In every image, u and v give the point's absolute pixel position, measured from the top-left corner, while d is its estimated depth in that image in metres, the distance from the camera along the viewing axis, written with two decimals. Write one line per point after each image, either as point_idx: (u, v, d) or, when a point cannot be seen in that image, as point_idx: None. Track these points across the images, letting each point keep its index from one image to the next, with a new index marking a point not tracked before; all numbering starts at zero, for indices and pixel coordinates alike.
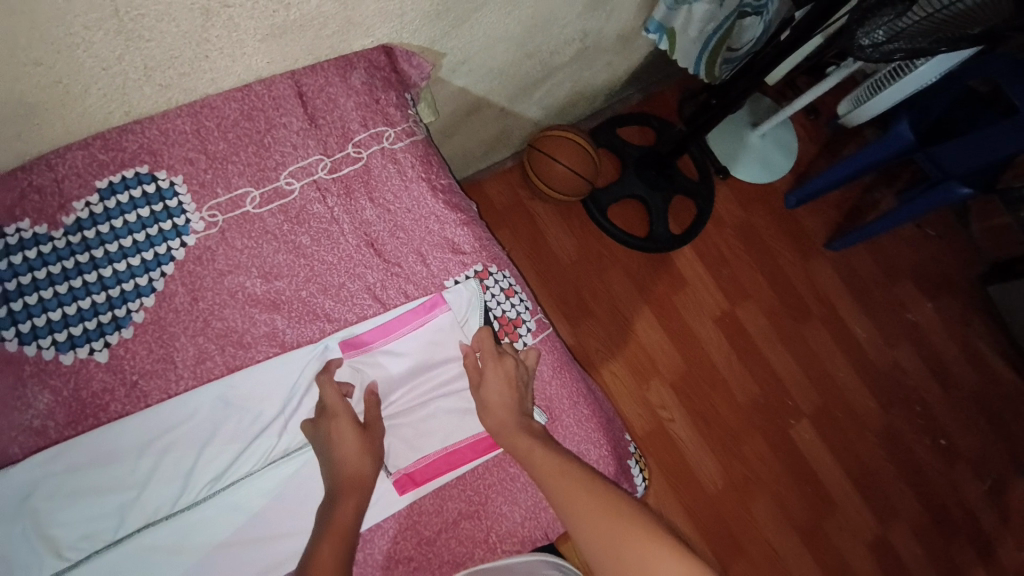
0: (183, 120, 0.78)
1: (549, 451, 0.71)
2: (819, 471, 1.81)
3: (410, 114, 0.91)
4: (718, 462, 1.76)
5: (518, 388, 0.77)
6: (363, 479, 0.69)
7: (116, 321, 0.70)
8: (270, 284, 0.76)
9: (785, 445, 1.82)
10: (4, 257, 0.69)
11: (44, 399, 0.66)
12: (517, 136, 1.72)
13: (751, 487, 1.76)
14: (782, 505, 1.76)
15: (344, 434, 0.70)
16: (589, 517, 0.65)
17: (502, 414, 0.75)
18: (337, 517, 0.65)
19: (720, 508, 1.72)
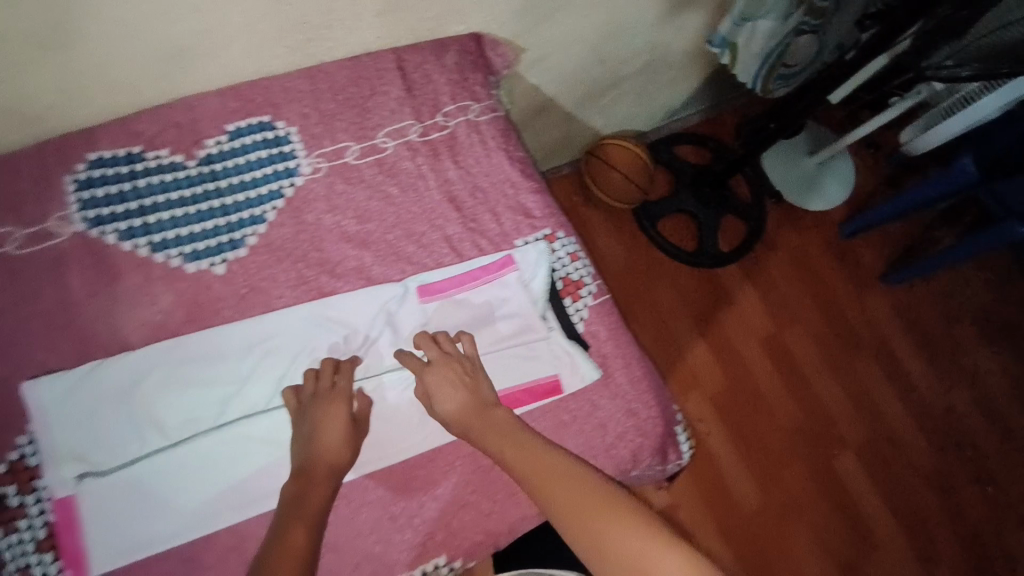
0: (302, 80, 0.89)
1: (527, 448, 0.70)
2: (860, 504, 1.76)
3: (493, 94, 1.00)
4: (753, 481, 1.73)
5: (465, 387, 0.75)
6: (339, 464, 0.70)
7: (232, 242, 0.80)
8: (363, 225, 0.85)
9: (826, 475, 1.77)
10: (145, 178, 0.79)
11: (167, 297, 0.76)
12: (577, 143, 1.80)
13: (786, 510, 1.72)
14: (818, 533, 1.71)
15: (331, 417, 0.72)
16: (574, 509, 0.65)
17: (461, 415, 0.74)
18: (310, 499, 0.66)
19: (752, 528, 1.69)
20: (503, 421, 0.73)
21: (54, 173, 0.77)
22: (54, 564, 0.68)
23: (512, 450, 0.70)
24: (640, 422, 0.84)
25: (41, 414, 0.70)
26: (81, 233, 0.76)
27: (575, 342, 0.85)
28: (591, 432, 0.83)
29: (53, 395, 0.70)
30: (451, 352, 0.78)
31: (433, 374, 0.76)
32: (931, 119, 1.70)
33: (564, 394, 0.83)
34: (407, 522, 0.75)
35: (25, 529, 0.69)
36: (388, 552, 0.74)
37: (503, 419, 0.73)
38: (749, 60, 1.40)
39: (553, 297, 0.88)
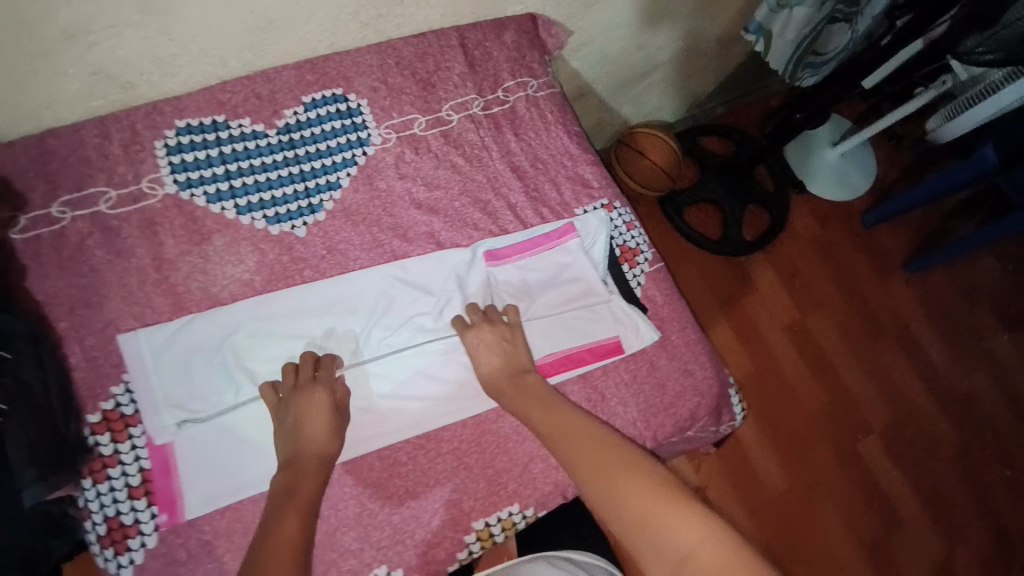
0: (372, 55, 0.93)
1: (554, 410, 0.74)
2: (886, 488, 1.77)
3: (549, 70, 1.04)
4: (782, 466, 1.73)
5: (506, 346, 0.81)
6: (326, 454, 0.70)
7: (311, 207, 0.84)
8: (432, 192, 0.89)
9: (852, 460, 1.78)
10: (228, 145, 0.83)
11: (252, 258, 0.80)
12: (607, 131, 1.79)
13: (816, 494, 1.72)
14: (848, 517, 1.72)
15: (313, 407, 0.72)
16: (590, 462, 0.67)
17: (496, 373, 0.79)
18: (301, 491, 0.65)
19: (784, 511, 1.69)
20: (536, 386, 0.78)
21: (148, 140, 0.80)
22: (147, 511, 0.69)
23: (540, 412, 0.74)
24: (697, 382, 0.88)
25: (139, 364, 0.72)
26: (172, 194, 0.79)
27: (634, 306, 0.89)
28: (652, 391, 0.86)
29: (152, 345, 0.73)
30: (498, 319, 0.83)
31: (473, 336, 0.81)
32: (958, 106, 1.67)
33: (626, 353, 0.87)
34: (481, 472, 0.79)
35: (118, 477, 0.69)
36: (464, 500, 0.77)
37: (536, 385, 0.78)
38: (782, 47, 1.41)
39: (612, 264, 0.92)
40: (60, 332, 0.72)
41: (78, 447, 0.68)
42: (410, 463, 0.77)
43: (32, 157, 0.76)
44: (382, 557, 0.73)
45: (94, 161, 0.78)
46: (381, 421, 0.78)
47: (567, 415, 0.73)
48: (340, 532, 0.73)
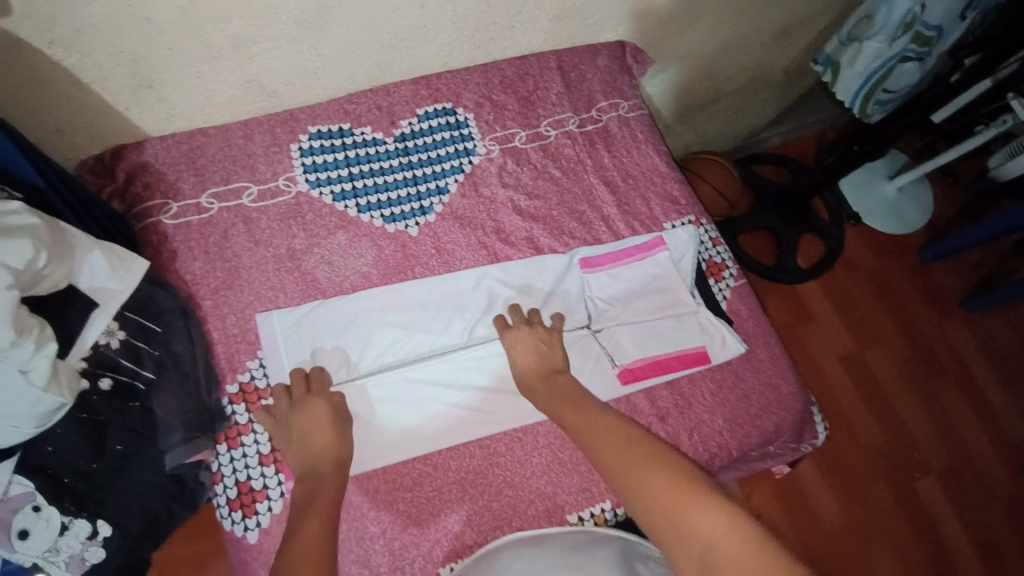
0: (479, 73, 1.00)
1: (588, 413, 0.70)
2: (943, 530, 1.71)
3: (639, 93, 1.10)
4: (837, 501, 1.69)
5: (545, 350, 0.80)
6: (339, 457, 0.69)
7: (423, 209, 0.91)
8: (532, 201, 0.95)
9: (903, 497, 1.73)
10: (353, 150, 0.91)
11: (371, 253, 0.87)
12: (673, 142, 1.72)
13: (871, 532, 1.68)
14: (904, 558, 1.66)
15: (314, 417, 0.72)
16: (614, 456, 0.63)
17: (532, 374, 0.79)
18: (323, 493, 0.64)
19: (838, 547, 1.64)
20: (569, 388, 0.76)
21: (285, 143, 0.89)
22: (275, 478, 0.75)
23: (573, 414, 0.71)
24: (781, 396, 0.91)
25: (272, 344, 0.79)
26: (305, 192, 0.88)
27: (721, 318, 0.93)
28: (737, 401, 0.89)
29: (283, 327, 0.80)
30: (538, 323, 0.84)
31: (512, 337, 0.82)
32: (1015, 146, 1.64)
33: (713, 363, 0.90)
34: (575, 467, 0.82)
35: (250, 445, 0.76)
36: (558, 493, 0.81)
37: (567, 385, 0.76)
38: (850, 78, 1.39)
39: (699, 277, 0.96)
40: (204, 310, 0.80)
41: (218, 414, 0.76)
42: (508, 454, 0.81)
43: (184, 152, 0.86)
44: (482, 538, 0.77)
45: (239, 159, 0.87)
46: (481, 412, 0.83)
47: (600, 417, 0.69)
48: (445, 514, 0.77)
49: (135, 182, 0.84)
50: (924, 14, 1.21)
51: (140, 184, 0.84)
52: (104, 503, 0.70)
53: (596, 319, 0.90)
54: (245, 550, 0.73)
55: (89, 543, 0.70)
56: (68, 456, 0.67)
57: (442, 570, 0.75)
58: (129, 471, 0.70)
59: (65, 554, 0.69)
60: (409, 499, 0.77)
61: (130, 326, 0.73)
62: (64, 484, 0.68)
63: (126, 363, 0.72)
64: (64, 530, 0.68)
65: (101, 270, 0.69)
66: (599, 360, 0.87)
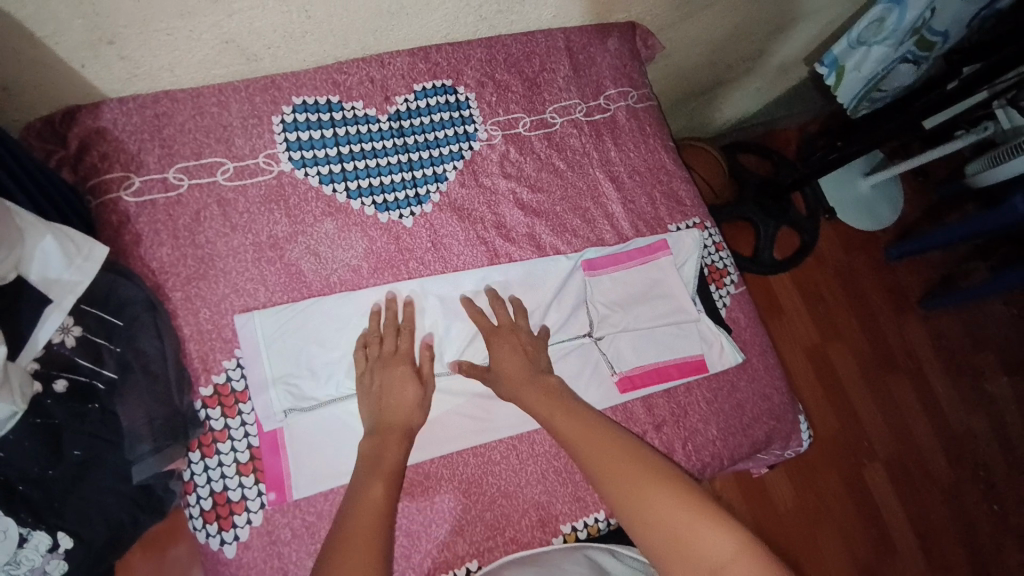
0: (482, 49, 0.92)
1: (579, 420, 0.68)
2: (886, 516, 1.69)
3: (647, 81, 1.04)
4: (790, 483, 1.65)
5: (528, 352, 0.77)
6: (411, 422, 0.69)
7: (418, 197, 0.84)
8: (535, 194, 0.89)
9: (855, 485, 1.70)
10: (342, 127, 0.83)
11: (362, 245, 0.80)
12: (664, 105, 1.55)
13: (820, 515, 1.64)
14: (848, 541, 1.64)
15: (399, 378, 0.71)
16: (614, 471, 0.61)
17: (513, 377, 0.75)
18: (388, 453, 0.65)
19: (787, 530, 1.60)
20: (556, 389, 0.74)
21: (266, 114, 0.80)
22: (255, 488, 0.70)
23: (564, 420, 0.69)
24: (774, 406, 0.91)
25: (253, 347, 0.73)
26: (288, 172, 0.79)
27: (721, 327, 0.91)
28: (731, 411, 0.89)
29: (266, 329, 0.73)
30: (521, 325, 0.80)
31: (497, 339, 0.77)
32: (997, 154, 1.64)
33: (710, 372, 0.89)
34: (569, 477, 0.80)
35: (227, 453, 0.70)
36: (552, 503, 0.79)
37: (557, 387, 0.74)
38: (854, 81, 1.35)
39: (701, 283, 0.94)
40: (173, 304, 0.72)
41: (191, 419, 0.69)
42: (502, 462, 0.78)
43: (148, 118, 0.75)
44: (473, 550, 0.74)
45: (213, 130, 0.78)
46: (473, 420, 0.79)
47: (591, 425, 0.68)
48: (435, 524, 0.74)
49: (89, 151, 0.73)
50: (933, 18, 1.19)
51: (96, 154, 0.73)
52: (63, 513, 0.62)
53: (598, 326, 0.86)
54: (223, 564, 0.68)
55: (50, 556, 0.62)
56: (24, 463, 0.59)
57: None
58: (89, 479, 0.63)
59: (25, 567, 0.61)
60: (398, 510, 0.73)
61: (87, 322, 0.65)
62: (18, 492, 0.60)
63: (83, 362, 0.64)
64: (22, 543, 0.60)
65: (56, 260, 0.61)
66: (598, 367, 0.85)
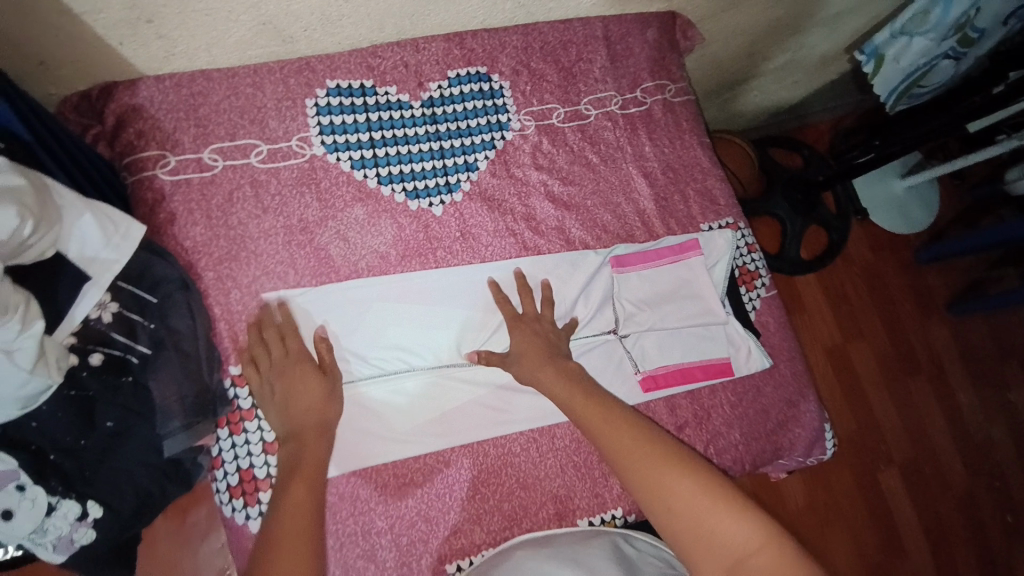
0: (518, 36, 0.90)
1: (598, 404, 0.69)
2: (898, 522, 1.67)
3: (685, 74, 1.01)
4: (802, 484, 1.63)
5: (551, 340, 0.78)
6: (326, 418, 0.68)
7: (449, 186, 0.83)
8: (566, 187, 0.88)
9: (870, 490, 1.68)
10: (375, 112, 0.82)
11: (391, 232, 0.80)
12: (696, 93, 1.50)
13: (831, 516, 1.62)
14: (858, 544, 1.62)
15: (298, 376, 0.69)
16: (635, 457, 0.62)
17: (535, 360, 0.75)
18: (310, 453, 0.65)
19: (798, 530, 1.59)
20: (576, 373, 0.74)
21: (300, 96, 0.80)
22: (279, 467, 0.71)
23: (582, 404, 0.69)
24: (799, 413, 0.90)
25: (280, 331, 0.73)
26: (320, 156, 0.79)
27: (749, 331, 0.90)
28: (756, 416, 0.88)
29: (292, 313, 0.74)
30: (546, 316, 0.80)
31: (520, 332, 0.77)
32: None
33: (735, 375, 0.87)
34: (588, 472, 0.80)
35: (254, 431, 0.71)
36: (570, 497, 0.79)
37: (576, 372, 0.74)
38: (893, 75, 1.28)
39: (732, 284, 0.92)
40: (205, 283, 0.73)
41: (220, 397, 0.70)
42: (522, 455, 0.79)
43: (184, 97, 0.76)
44: (489, 540, 0.75)
45: (248, 112, 0.78)
46: (493, 410, 0.79)
47: (610, 410, 0.68)
48: (452, 511, 0.75)
49: (126, 128, 0.74)
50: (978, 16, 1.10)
51: (132, 131, 0.74)
52: (94, 482, 0.64)
53: (624, 323, 0.85)
54: (247, 539, 0.70)
55: (78, 525, 0.63)
56: (57, 433, 0.61)
57: (449, 568, 0.73)
58: (120, 450, 0.65)
59: (52, 535, 0.62)
60: (417, 496, 0.74)
61: (123, 298, 0.66)
62: (49, 461, 0.61)
63: (117, 337, 0.65)
64: (51, 512, 0.62)
65: (93, 239, 0.62)
66: (621, 364, 0.84)
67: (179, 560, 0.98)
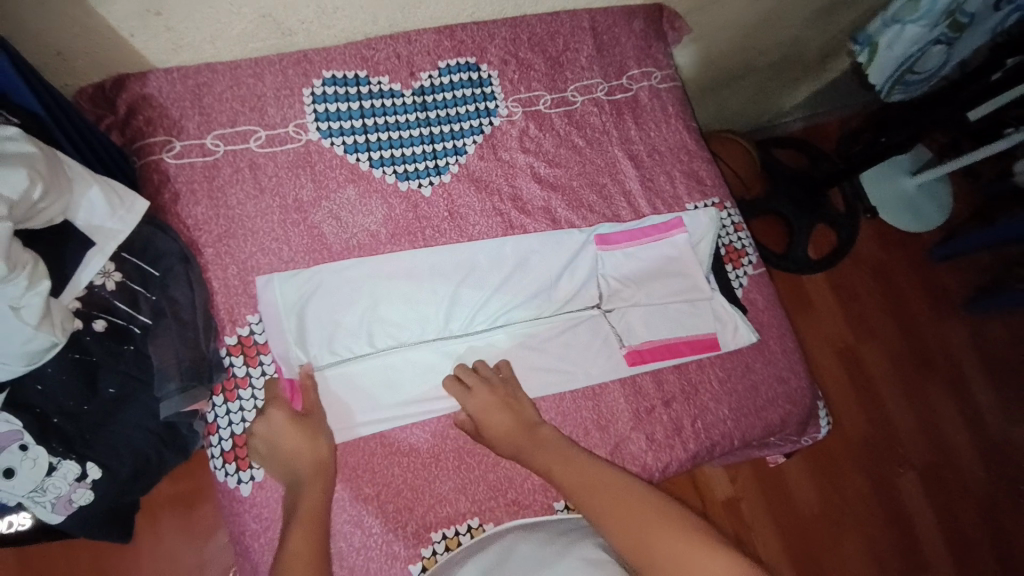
0: (506, 28, 0.94)
1: (574, 464, 0.66)
2: (916, 525, 1.61)
3: (672, 62, 1.04)
4: (817, 488, 1.57)
5: (506, 407, 0.74)
6: (319, 457, 0.68)
7: (438, 168, 0.87)
8: (553, 169, 0.91)
9: (886, 492, 1.62)
10: (367, 100, 0.86)
11: (381, 211, 0.83)
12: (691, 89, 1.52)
13: (847, 520, 1.57)
14: (873, 547, 1.57)
15: (276, 424, 0.69)
16: (620, 514, 0.59)
17: (500, 433, 0.73)
18: (307, 495, 0.64)
19: (810, 532, 1.53)
20: (551, 439, 0.71)
21: (297, 86, 0.84)
22: None
23: (559, 466, 0.67)
24: (790, 389, 0.90)
25: (272, 309, 0.76)
26: (315, 141, 0.83)
27: (735, 307, 0.90)
28: (744, 391, 0.88)
29: (285, 293, 0.76)
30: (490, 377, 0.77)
31: (471, 397, 0.75)
32: None
33: (722, 351, 0.88)
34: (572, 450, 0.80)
35: (248, 398, 0.74)
36: None
37: (550, 436, 0.71)
38: (885, 64, 1.29)
39: (718, 262, 0.94)
40: (205, 258, 0.77)
41: (216, 365, 0.74)
42: None
43: (189, 87, 0.81)
44: (475, 508, 0.76)
45: (248, 100, 0.82)
46: None
47: (592, 471, 0.65)
48: (440, 480, 0.76)
49: (136, 116, 0.79)
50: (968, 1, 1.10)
51: (141, 118, 0.79)
52: (93, 445, 0.68)
53: (608, 299, 0.87)
54: (238, 502, 0.72)
55: (76, 486, 0.68)
56: (60, 395, 0.66)
57: (434, 535, 0.75)
58: (120, 414, 0.69)
59: (51, 494, 0.67)
60: (404, 465, 0.76)
61: (127, 269, 0.71)
62: (52, 423, 0.66)
63: (120, 306, 0.70)
64: (51, 471, 0.67)
65: (100, 209, 0.67)
66: (605, 340, 0.86)
67: (185, 554, 1.01)
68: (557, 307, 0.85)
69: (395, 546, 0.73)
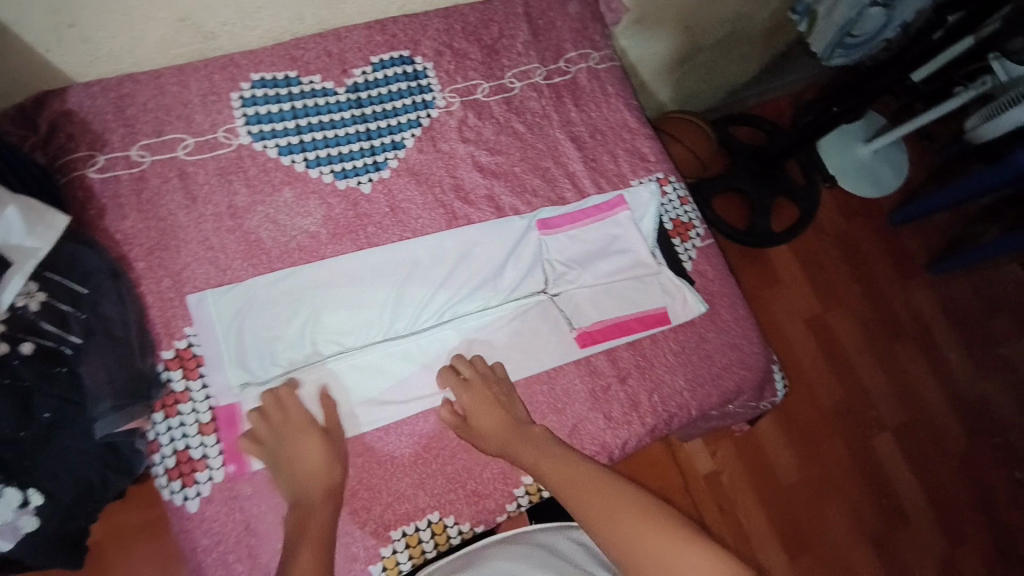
0: (438, 19, 0.93)
1: (556, 460, 0.66)
2: (897, 484, 1.64)
3: (610, 43, 1.04)
4: (796, 459, 1.58)
5: (503, 405, 0.75)
6: (329, 479, 0.68)
7: (376, 164, 0.85)
8: (494, 157, 0.90)
9: (864, 456, 1.64)
10: (297, 99, 0.84)
11: (320, 212, 0.82)
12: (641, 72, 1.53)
13: (829, 488, 1.58)
14: (855, 510, 1.58)
15: (297, 444, 0.70)
16: (602, 513, 0.59)
17: (494, 432, 0.73)
18: (317, 517, 0.65)
19: (791, 500, 1.54)
20: (540, 436, 0.71)
21: (224, 90, 0.82)
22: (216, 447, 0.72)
23: (542, 464, 0.67)
24: (745, 356, 0.90)
25: (211, 323, 0.75)
26: (247, 145, 0.82)
27: (683, 280, 0.91)
28: (699, 362, 0.88)
29: (221, 307, 0.75)
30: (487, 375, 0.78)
31: (467, 396, 0.75)
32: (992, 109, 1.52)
33: (673, 324, 0.88)
34: None
35: (189, 413, 0.73)
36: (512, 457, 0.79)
37: (539, 434, 0.71)
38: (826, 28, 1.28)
39: (664, 237, 0.94)
40: (138, 272, 0.75)
41: (153, 381, 0.72)
42: None
43: (112, 100, 0.78)
44: (434, 502, 0.76)
45: (173, 107, 0.80)
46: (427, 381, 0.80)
47: (575, 467, 0.65)
48: (396, 478, 0.75)
49: (58, 132, 0.76)
50: None
51: (65, 135, 0.76)
52: (34, 471, 0.64)
53: (553, 283, 0.87)
54: (187, 518, 0.71)
55: (21, 513, 0.64)
56: None
57: (394, 534, 0.74)
58: (57, 439, 0.65)
59: None
60: (357, 465, 0.75)
61: (52, 288, 0.67)
62: None
63: (48, 328, 0.66)
64: None
65: (17, 227, 0.64)
66: (556, 323, 0.85)
67: None
68: (504, 296, 0.85)
69: (354, 547, 0.72)
